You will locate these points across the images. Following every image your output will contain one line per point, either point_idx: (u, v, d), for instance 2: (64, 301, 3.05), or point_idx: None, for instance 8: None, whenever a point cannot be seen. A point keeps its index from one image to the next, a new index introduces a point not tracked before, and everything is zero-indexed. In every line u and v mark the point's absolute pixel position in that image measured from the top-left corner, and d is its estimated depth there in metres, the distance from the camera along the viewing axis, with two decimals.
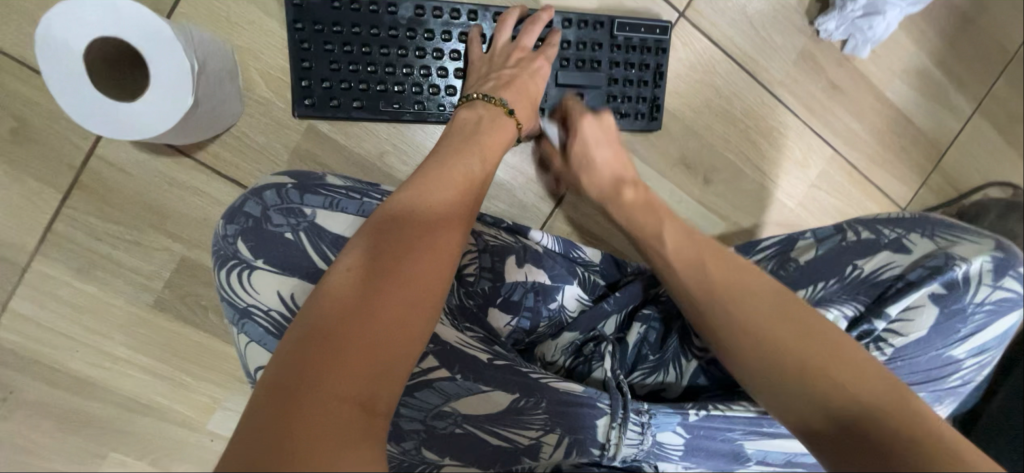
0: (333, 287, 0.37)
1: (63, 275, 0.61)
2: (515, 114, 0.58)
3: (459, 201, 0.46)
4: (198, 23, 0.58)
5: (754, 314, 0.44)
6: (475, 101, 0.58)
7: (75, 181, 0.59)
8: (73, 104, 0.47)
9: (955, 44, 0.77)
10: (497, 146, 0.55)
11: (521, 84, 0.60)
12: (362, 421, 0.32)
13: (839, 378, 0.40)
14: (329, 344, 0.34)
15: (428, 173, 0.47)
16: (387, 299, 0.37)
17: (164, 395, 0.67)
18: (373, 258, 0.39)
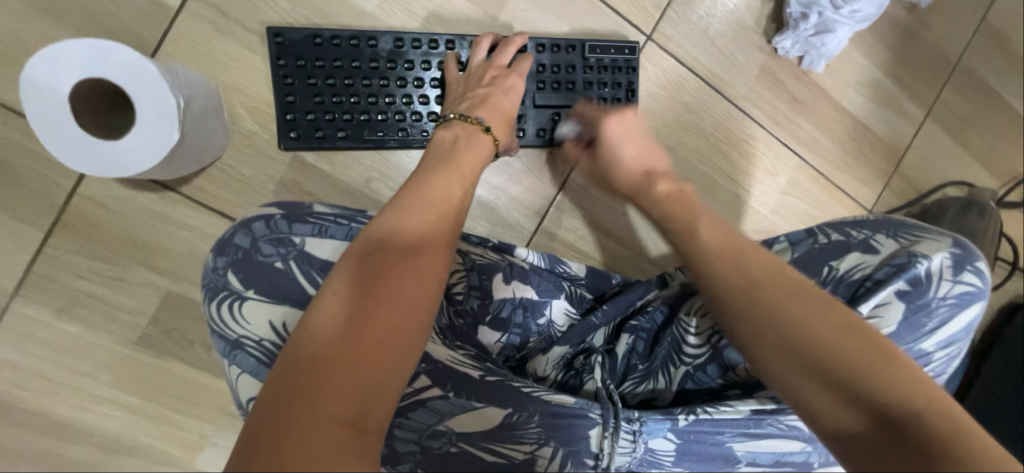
0: (319, 311, 0.38)
1: (44, 316, 0.60)
2: (492, 131, 0.60)
3: (439, 220, 0.47)
4: (182, 62, 0.60)
5: (779, 322, 0.42)
6: (452, 121, 0.59)
7: (57, 220, 0.59)
8: (62, 149, 0.48)
9: (901, 56, 0.83)
10: (475, 164, 0.56)
11: (496, 101, 0.62)
12: (352, 443, 0.33)
13: (867, 377, 0.38)
14: (315, 368, 0.34)
15: (409, 194, 0.49)
16: (374, 318, 0.37)
17: (149, 435, 0.65)
18: (357, 280, 0.40)
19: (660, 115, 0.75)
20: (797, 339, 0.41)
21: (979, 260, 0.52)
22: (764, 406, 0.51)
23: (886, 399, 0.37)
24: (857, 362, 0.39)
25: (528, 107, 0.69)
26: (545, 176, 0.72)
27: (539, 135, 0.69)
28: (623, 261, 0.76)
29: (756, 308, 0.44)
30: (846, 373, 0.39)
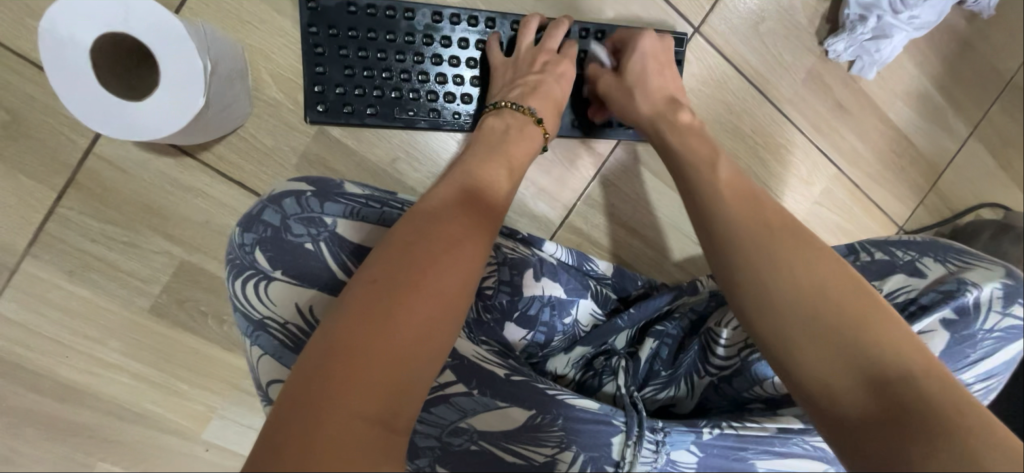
0: (358, 293, 0.36)
1: (55, 277, 0.58)
2: (544, 123, 0.57)
3: (485, 210, 0.45)
4: (207, 20, 0.56)
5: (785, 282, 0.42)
6: (503, 109, 0.56)
7: (71, 180, 0.57)
8: (82, 106, 0.45)
9: (954, 69, 0.79)
10: (523, 156, 0.54)
11: (547, 89, 0.59)
12: (383, 443, 0.31)
13: (872, 346, 0.38)
14: (346, 353, 0.33)
15: (453, 180, 0.47)
16: (408, 306, 0.36)
17: (157, 403, 0.65)
18: (395, 264, 0.38)
19: (700, 113, 0.72)
20: (795, 301, 0.41)
21: None
22: (791, 425, 0.50)
23: (887, 370, 0.37)
24: (861, 329, 0.39)
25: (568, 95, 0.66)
26: (576, 169, 0.70)
27: (574, 125, 0.67)
28: (647, 261, 0.75)
29: (773, 275, 0.42)
30: (840, 337, 0.39)
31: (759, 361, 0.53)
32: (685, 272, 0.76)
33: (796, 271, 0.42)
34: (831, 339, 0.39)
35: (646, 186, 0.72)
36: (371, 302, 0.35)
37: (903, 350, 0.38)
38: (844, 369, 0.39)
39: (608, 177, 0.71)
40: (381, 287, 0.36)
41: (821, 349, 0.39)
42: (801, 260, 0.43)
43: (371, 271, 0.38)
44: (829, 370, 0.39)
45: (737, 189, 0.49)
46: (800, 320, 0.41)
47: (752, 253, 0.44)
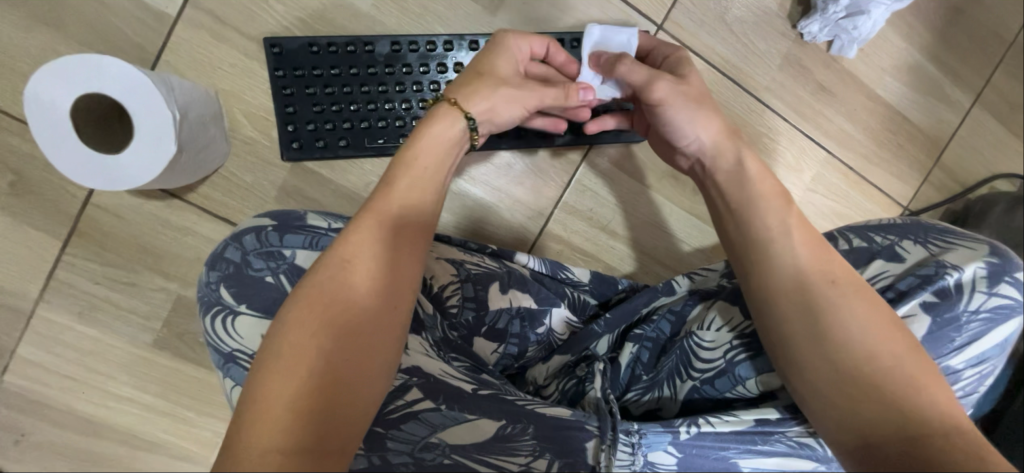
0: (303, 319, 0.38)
1: (66, 319, 0.63)
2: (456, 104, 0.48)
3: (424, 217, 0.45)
4: (182, 70, 0.60)
5: (790, 305, 0.44)
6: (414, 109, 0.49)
7: (73, 229, 0.61)
8: (69, 162, 0.49)
9: (946, 36, 0.75)
10: (441, 138, 0.47)
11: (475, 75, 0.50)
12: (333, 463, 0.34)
13: (872, 365, 0.41)
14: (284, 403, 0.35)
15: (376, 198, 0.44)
16: (355, 345, 0.38)
17: (168, 431, 0.68)
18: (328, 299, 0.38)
19: None
20: (856, 357, 0.42)
21: (1018, 270, 0.47)
22: (768, 416, 0.48)
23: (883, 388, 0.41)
24: (854, 351, 0.42)
25: None
26: (550, 178, 0.70)
27: (544, 134, 0.67)
28: (631, 263, 0.74)
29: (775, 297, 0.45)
30: (846, 360, 0.42)
31: (742, 362, 0.52)
32: (671, 271, 0.74)
33: (870, 330, 0.42)
34: (898, 408, 0.40)
35: (623, 188, 0.72)
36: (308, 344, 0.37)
37: (894, 367, 0.41)
38: (892, 429, 0.40)
39: (583, 183, 0.71)
40: (318, 327, 0.37)
41: (886, 410, 0.40)
42: (882, 326, 0.42)
43: (309, 303, 0.38)
44: (877, 430, 0.40)
45: (817, 241, 0.46)
46: (867, 377, 0.41)
47: (826, 315, 0.43)
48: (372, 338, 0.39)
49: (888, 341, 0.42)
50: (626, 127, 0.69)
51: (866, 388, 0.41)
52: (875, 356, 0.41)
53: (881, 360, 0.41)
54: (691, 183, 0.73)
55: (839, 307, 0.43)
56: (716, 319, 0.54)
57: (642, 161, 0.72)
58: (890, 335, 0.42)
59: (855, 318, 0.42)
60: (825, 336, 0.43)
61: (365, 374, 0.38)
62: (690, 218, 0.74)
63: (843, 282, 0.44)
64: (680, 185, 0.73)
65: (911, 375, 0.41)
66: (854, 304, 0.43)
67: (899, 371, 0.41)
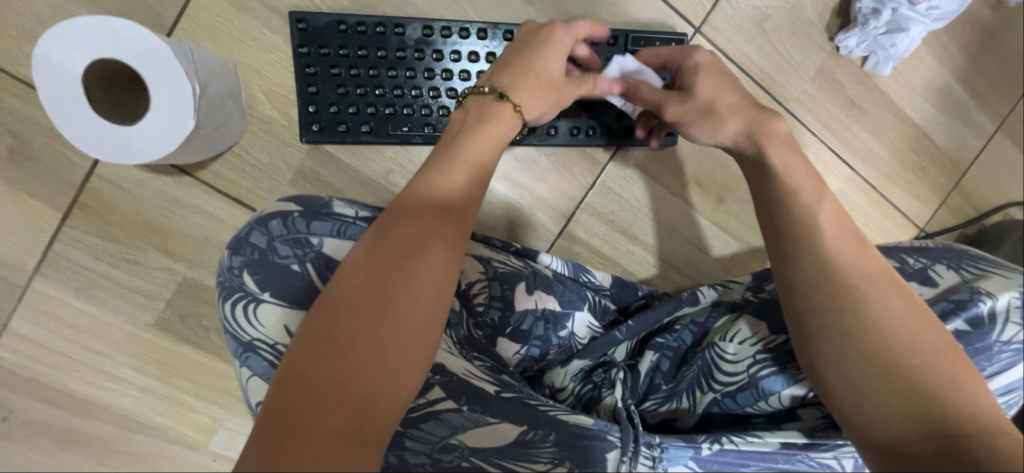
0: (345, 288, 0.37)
1: (62, 295, 0.60)
2: (507, 97, 0.49)
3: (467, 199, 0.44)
4: (200, 40, 0.57)
5: (819, 295, 0.43)
6: (464, 96, 0.51)
7: (74, 200, 0.58)
8: (78, 131, 0.46)
9: (978, 60, 0.75)
10: (490, 136, 0.48)
11: (515, 62, 0.52)
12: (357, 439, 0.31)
13: (904, 360, 0.40)
14: (325, 381, 0.32)
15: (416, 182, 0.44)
16: (382, 320, 0.35)
17: (165, 415, 0.66)
18: (373, 276, 0.37)
19: None
20: (888, 351, 0.40)
21: None
22: (795, 440, 0.48)
23: (918, 386, 0.39)
24: (886, 346, 0.40)
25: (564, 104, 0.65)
26: (574, 177, 0.68)
27: (572, 133, 0.65)
28: (649, 269, 0.73)
29: (805, 287, 0.44)
30: (879, 354, 0.40)
31: (766, 377, 0.51)
32: (688, 279, 0.74)
33: (893, 323, 0.41)
34: (928, 402, 0.38)
35: (646, 193, 0.70)
36: (352, 318, 0.35)
37: (928, 364, 0.40)
38: (921, 426, 0.38)
39: (607, 184, 0.69)
40: (349, 303, 0.36)
41: (914, 405, 0.39)
42: (905, 320, 0.41)
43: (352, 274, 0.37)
44: (906, 426, 0.38)
45: (843, 232, 0.45)
46: (893, 371, 0.40)
47: (848, 308, 0.42)
48: (408, 311, 0.36)
49: (912, 333, 0.41)
50: None
51: (896, 383, 0.39)
52: (899, 349, 0.40)
53: (907, 354, 0.40)
54: (714, 192, 0.72)
55: (862, 300, 0.42)
56: (739, 333, 0.54)
57: (668, 167, 0.70)
58: (914, 327, 0.41)
59: (878, 312, 0.41)
60: (847, 329, 0.42)
61: (399, 348, 0.35)
62: (710, 226, 0.73)
63: (864, 276, 0.43)
64: (704, 193, 0.72)
65: (936, 364, 0.40)
66: (876, 298, 0.42)
67: (923, 362, 0.40)
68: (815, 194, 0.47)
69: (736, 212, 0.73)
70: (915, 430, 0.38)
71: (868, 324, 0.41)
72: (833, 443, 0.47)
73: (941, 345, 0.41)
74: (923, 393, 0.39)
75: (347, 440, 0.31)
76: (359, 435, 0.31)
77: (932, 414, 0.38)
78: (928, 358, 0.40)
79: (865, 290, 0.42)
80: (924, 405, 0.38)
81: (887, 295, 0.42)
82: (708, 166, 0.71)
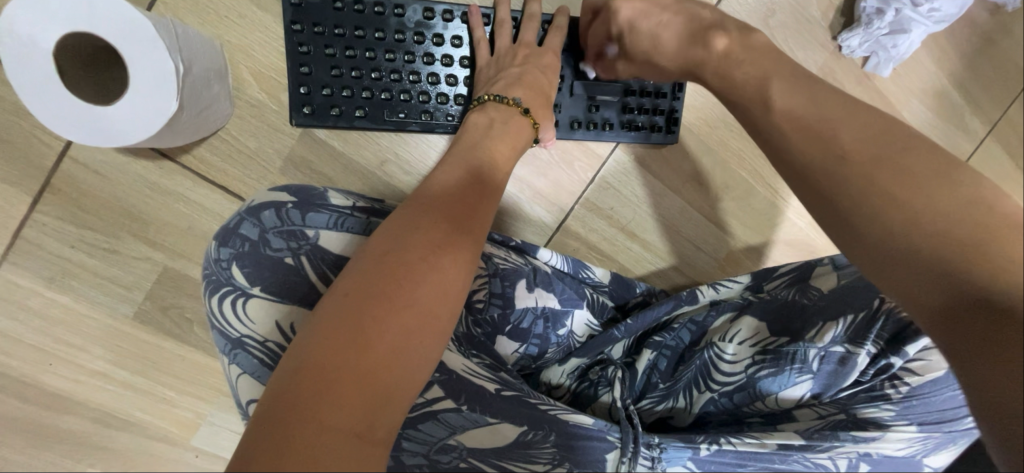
0: (360, 271, 0.37)
1: (33, 284, 0.56)
2: (532, 113, 0.56)
3: (480, 201, 0.45)
4: (184, 16, 0.53)
5: (827, 162, 0.39)
6: (486, 103, 0.55)
7: (46, 184, 0.54)
8: (49, 111, 0.43)
9: (974, 64, 0.75)
10: (505, 153, 0.52)
11: (533, 79, 0.56)
12: (364, 424, 0.31)
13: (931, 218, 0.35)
14: (325, 370, 0.31)
15: (425, 187, 0.45)
16: (393, 303, 0.35)
17: (144, 410, 0.63)
18: (388, 260, 0.37)
19: (703, 112, 0.69)
20: (911, 205, 0.35)
21: None
22: (791, 441, 0.47)
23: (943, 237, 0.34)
24: (907, 203, 0.36)
25: (566, 95, 0.63)
26: (573, 172, 0.67)
27: (572, 126, 0.64)
28: (645, 265, 0.72)
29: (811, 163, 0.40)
30: (902, 210, 0.35)
31: (764, 377, 0.51)
32: (684, 276, 0.74)
33: (899, 183, 0.36)
34: (958, 253, 0.33)
35: (646, 189, 0.70)
36: (352, 310, 0.34)
37: (956, 215, 0.34)
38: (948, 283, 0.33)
39: (608, 180, 0.68)
40: (364, 284, 0.36)
41: (942, 258, 0.34)
42: (906, 174, 0.37)
43: (370, 258, 0.38)
44: (931, 288, 0.34)
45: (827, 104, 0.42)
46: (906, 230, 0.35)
47: (839, 183, 0.38)
48: (420, 297, 0.36)
49: (925, 188, 0.36)
50: (657, 128, 0.66)
51: (921, 245, 0.34)
52: (910, 205, 0.35)
53: (918, 206, 0.35)
54: (714, 190, 0.72)
55: (855, 169, 0.38)
56: (739, 333, 0.55)
57: (668, 163, 0.69)
58: (924, 180, 0.36)
59: (875, 174, 0.37)
60: (844, 211, 0.38)
61: (411, 334, 0.35)
62: (708, 224, 0.73)
63: (853, 146, 0.39)
64: (703, 190, 0.71)
65: (964, 215, 0.34)
66: (871, 163, 0.38)
67: (946, 210, 0.35)
68: (773, 94, 0.44)
69: (734, 210, 0.73)
70: (942, 293, 0.34)
71: (866, 189, 0.37)
72: (827, 444, 0.47)
73: (965, 189, 0.35)
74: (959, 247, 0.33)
75: (353, 435, 0.30)
76: (366, 429, 0.30)
77: (961, 264, 0.33)
78: (949, 206, 0.35)
79: (854, 158, 0.38)
80: (958, 255, 0.33)
81: (892, 156, 0.38)
82: (707, 163, 0.71)
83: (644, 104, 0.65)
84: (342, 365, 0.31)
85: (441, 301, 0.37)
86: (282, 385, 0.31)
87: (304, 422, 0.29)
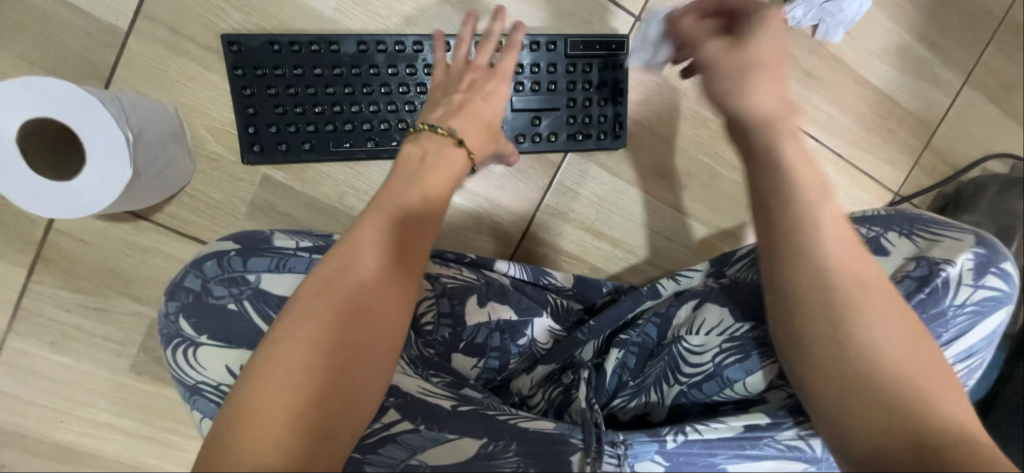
0: (302, 310, 0.38)
1: (38, 350, 0.61)
2: (465, 144, 0.52)
3: (426, 226, 0.45)
4: (139, 87, 0.58)
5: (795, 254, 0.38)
6: (420, 132, 0.52)
7: (38, 257, 0.59)
8: (21, 193, 0.47)
9: (936, 15, 0.73)
10: (451, 170, 0.50)
11: (474, 108, 0.56)
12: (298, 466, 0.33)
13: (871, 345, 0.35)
14: (264, 415, 0.34)
15: (371, 209, 0.44)
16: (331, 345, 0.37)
17: (153, 455, 0.67)
18: (328, 301, 0.39)
19: (652, 104, 0.69)
20: (850, 328, 0.36)
21: (1005, 260, 0.44)
22: (757, 420, 0.47)
23: (866, 365, 0.35)
24: (851, 322, 0.36)
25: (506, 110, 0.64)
26: (530, 180, 0.68)
27: (517, 140, 0.64)
28: (619, 263, 0.72)
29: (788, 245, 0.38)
30: (843, 331, 0.36)
31: (731, 365, 0.50)
32: (659, 268, 0.73)
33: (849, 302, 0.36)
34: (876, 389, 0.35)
35: (607, 187, 0.70)
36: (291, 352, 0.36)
37: (886, 347, 0.35)
38: (855, 406, 0.35)
39: (565, 184, 0.69)
40: (304, 324, 0.37)
41: (862, 384, 0.35)
42: (889, 314, 0.36)
43: (310, 298, 0.39)
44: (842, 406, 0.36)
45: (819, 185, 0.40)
46: (850, 355, 0.36)
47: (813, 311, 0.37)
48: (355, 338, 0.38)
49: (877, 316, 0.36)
50: (604, 133, 0.66)
51: (848, 365, 0.36)
52: (856, 326, 0.36)
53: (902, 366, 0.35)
54: (676, 179, 0.71)
55: (840, 297, 0.36)
56: (705, 323, 0.53)
57: (624, 158, 0.69)
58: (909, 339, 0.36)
59: (842, 292, 0.36)
60: (793, 304, 0.38)
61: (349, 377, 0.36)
62: (677, 214, 0.72)
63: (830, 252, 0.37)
64: (666, 181, 0.71)
65: (896, 352, 0.35)
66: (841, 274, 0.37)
67: (885, 348, 0.35)
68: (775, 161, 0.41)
69: (700, 197, 0.72)
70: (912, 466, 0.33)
71: (828, 306, 0.36)
72: (797, 423, 0.47)
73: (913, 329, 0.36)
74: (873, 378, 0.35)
75: None
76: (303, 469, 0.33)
77: (882, 398, 0.34)
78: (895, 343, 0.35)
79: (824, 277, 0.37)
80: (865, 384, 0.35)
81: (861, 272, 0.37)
82: (666, 153, 0.70)
83: (588, 112, 0.66)
84: (269, 412, 0.34)
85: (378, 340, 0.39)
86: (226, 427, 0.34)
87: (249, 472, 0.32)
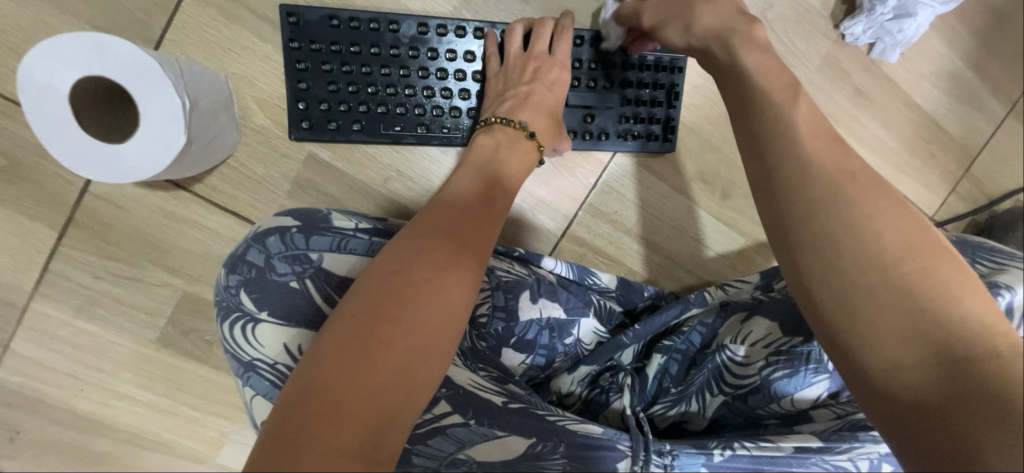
0: (366, 287, 0.38)
1: (63, 314, 0.59)
2: (536, 136, 0.57)
3: (485, 220, 0.46)
4: (190, 52, 0.56)
5: (809, 184, 0.40)
6: (493, 125, 0.57)
7: (70, 219, 0.57)
8: (69, 154, 0.45)
9: (989, 43, 0.73)
10: (519, 174, 0.55)
11: (538, 99, 0.58)
12: (366, 440, 0.31)
13: (904, 280, 0.35)
14: (331, 387, 0.32)
15: (434, 204, 0.46)
16: (396, 317, 0.36)
17: (171, 430, 0.66)
18: (394, 276, 0.38)
19: (704, 110, 0.68)
20: (872, 254, 0.36)
21: None
22: (808, 443, 0.46)
23: (909, 296, 0.35)
24: (884, 258, 0.36)
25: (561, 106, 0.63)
26: (576, 178, 0.67)
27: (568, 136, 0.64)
28: (655, 268, 0.72)
29: (797, 184, 0.40)
30: (871, 264, 0.36)
31: (779, 379, 0.50)
32: (695, 276, 0.73)
33: (872, 231, 0.37)
34: (913, 317, 0.34)
35: (651, 191, 0.69)
36: (360, 325, 0.35)
37: (917, 274, 0.35)
38: (906, 341, 0.34)
39: (610, 184, 0.68)
40: (371, 297, 0.37)
41: (897, 318, 0.34)
42: (904, 236, 0.37)
43: (377, 277, 0.39)
44: (902, 349, 0.34)
45: (818, 142, 0.42)
46: (879, 284, 0.35)
47: (821, 227, 0.38)
48: (420, 312, 0.37)
49: (902, 248, 0.36)
50: (653, 136, 0.66)
51: (879, 299, 0.35)
52: (876, 259, 0.36)
53: (921, 278, 0.35)
54: (720, 188, 0.71)
55: (847, 215, 0.38)
56: (750, 334, 0.53)
57: (671, 163, 0.69)
58: (919, 249, 0.36)
59: (864, 228, 0.37)
60: (815, 237, 0.38)
61: (414, 350, 0.35)
62: (717, 223, 0.72)
63: (833, 185, 0.39)
64: (709, 189, 0.70)
65: (921, 277, 0.35)
66: (851, 199, 0.38)
67: (911, 278, 0.35)
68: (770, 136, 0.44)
69: (741, 207, 0.72)
70: (940, 385, 0.32)
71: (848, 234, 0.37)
72: (847, 445, 0.46)
73: (937, 267, 0.36)
74: (914, 308, 0.34)
75: (355, 455, 0.30)
76: (371, 447, 0.31)
77: (923, 330, 0.34)
78: (922, 273, 0.35)
79: (829, 195, 0.39)
80: (904, 313, 0.34)
81: (868, 205, 0.38)
82: (712, 161, 0.70)
83: (640, 114, 0.65)
84: (335, 376, 0.32)
85: (446, 319, 0.38)
86: (291, 396, 0.32)
87: (315, 440, 0.30)
